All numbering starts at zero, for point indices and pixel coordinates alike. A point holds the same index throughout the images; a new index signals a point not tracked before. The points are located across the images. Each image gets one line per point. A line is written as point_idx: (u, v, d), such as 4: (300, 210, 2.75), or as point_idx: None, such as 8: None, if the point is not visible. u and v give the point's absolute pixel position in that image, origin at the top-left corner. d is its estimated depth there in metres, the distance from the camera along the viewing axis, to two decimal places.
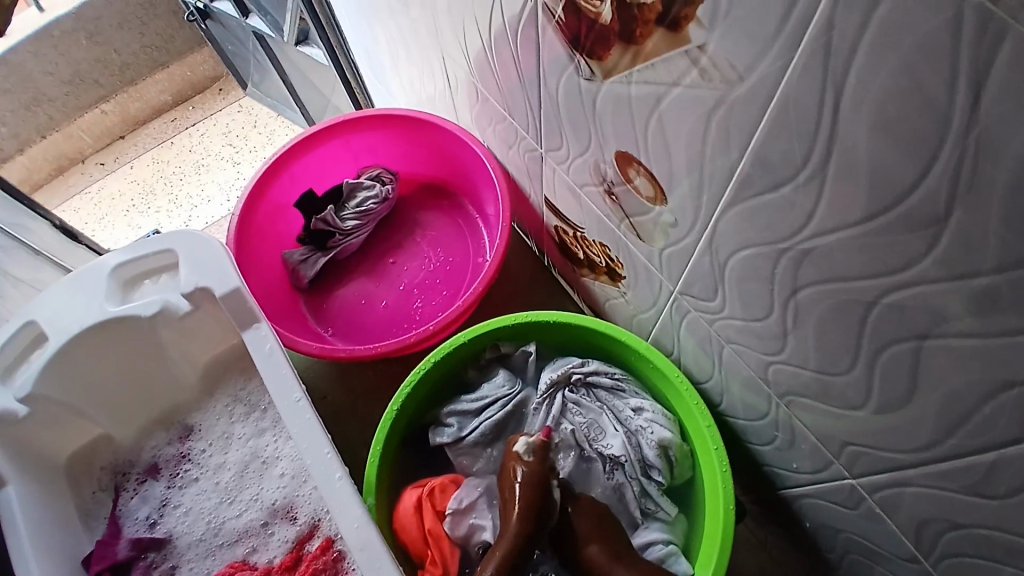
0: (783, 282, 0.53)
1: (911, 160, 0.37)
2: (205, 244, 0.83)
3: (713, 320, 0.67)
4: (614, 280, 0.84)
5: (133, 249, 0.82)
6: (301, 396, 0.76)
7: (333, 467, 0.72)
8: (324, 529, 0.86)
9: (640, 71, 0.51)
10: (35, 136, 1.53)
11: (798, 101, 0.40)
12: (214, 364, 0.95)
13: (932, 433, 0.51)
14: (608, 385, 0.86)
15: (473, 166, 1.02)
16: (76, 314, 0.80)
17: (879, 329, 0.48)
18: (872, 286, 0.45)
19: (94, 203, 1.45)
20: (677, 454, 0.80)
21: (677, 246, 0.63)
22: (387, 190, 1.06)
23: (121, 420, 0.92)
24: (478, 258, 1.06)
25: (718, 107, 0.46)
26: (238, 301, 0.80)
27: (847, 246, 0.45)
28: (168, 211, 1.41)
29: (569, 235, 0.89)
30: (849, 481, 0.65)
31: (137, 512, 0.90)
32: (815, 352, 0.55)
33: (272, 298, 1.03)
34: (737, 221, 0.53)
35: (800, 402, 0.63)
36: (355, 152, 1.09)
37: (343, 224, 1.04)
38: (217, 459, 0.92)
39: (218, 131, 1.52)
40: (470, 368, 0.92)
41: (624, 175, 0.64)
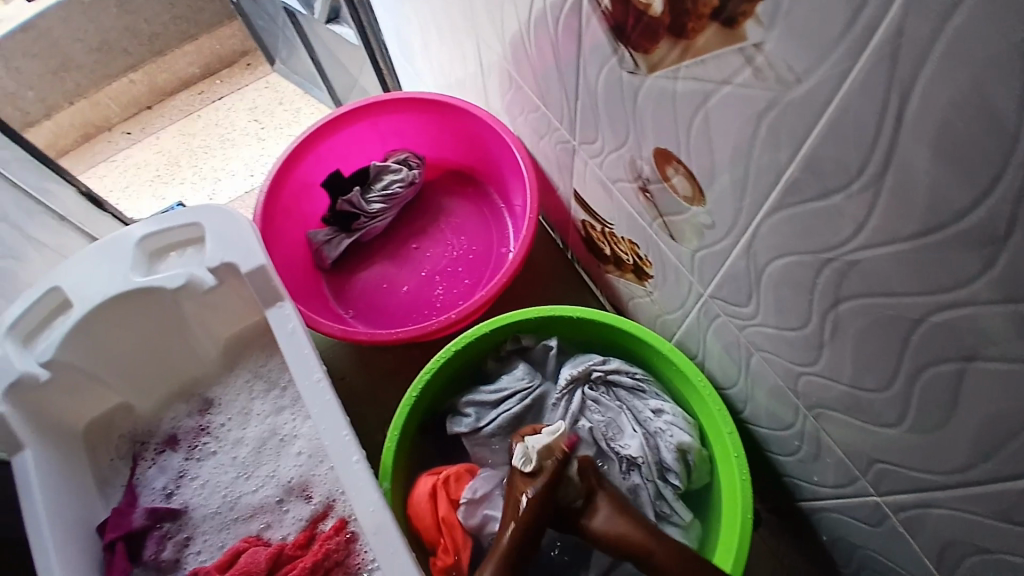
0: (824, 293, 0.52)
1: (973, 178, 0.35)
2: (232, 220, 0.83)
3: (744, 326, 0.66)
4: (640, 278, 0.83)
5: (160, 220, 0.83)
6: (322, 376, 0.76)
7: (351, 449, 0.72)
8: (338, 510, 0.86)
9: (688, 67, 0.50)
10: (63, 102, 1.55)
11: (857, 108, 0.39)
12: (235, 340, 0.95)
13: (965, 457, 0.49)
14: (628, 385, 0.86)
15: (501, 154, 1.01)
16: (103, 281, 0.81)
17: (922, 348, 0.46)
18: (920, 303, 0.44)
19: (119, 171, 1.46)
20: (695, 458, 0.80)
21: (711, 249, 0.62)
22: (413, 174, 1.06)
23: (141, 389, 0.93)
24: (501, 248, 1.05)
25: (770, 109, 0.45)
26: (264, 279, 0.80)
27: (898, 262, 0.43)
28: (192, 183, 1.42)
29: (597, 230, 0.88)
30: (874, 498, 0.63)
31: (155, 482, 0.91)
32: (851, 366, 0.54)
33: (295, 278, 1.03)
34: (780, 227, 0.51)
35: (829, 414, 0.62)
36: (383, 135, 1.09)
37: (368, 207, 1.04)
38: (235, 433, 0.93)
39: (245, 106, 1.52)
40: (490, 359, 0.91)
41: (661, 173, 0.62)
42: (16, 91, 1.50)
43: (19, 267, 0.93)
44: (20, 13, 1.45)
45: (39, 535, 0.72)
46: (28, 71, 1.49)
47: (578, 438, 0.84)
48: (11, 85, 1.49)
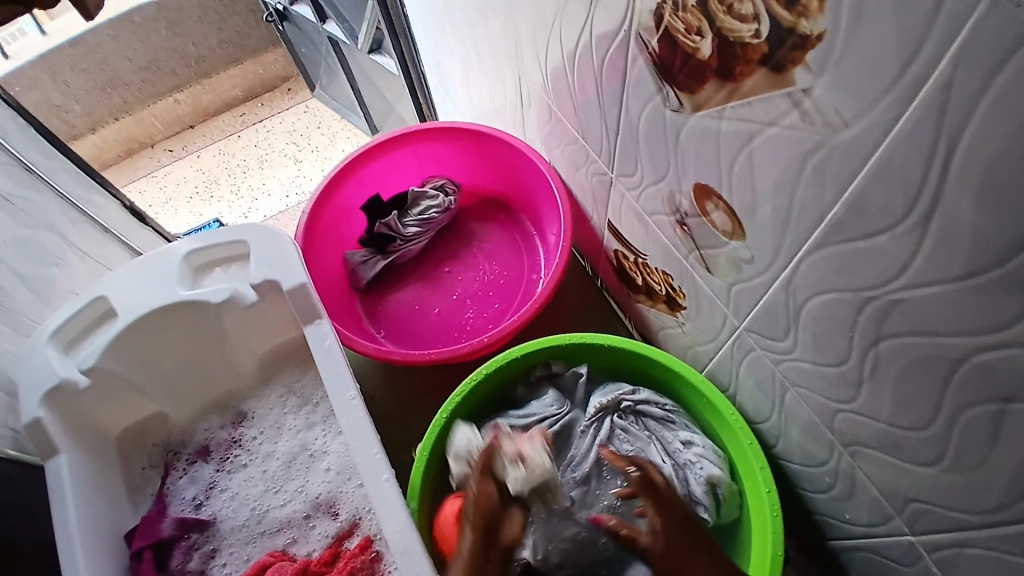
0: (864, 330, 0.52)
1: (1018, 225, 0.36)
2: (276, 239, 0.86)
3: (779, 360, 0.67)
4: (673, 309, 0.84)
5: (208, 237, 0.86)
6: (356, 394, 0.77)
7: (381, 467, 0.73)
8: (365, 528, 0.87)
9: (734, 107, 0.52)
10: (108, 117, 1.62)
11: (905, 155, 0.40)
12: (271, 356, 0.98)
13: (1001, 496, 0.49)
14: (658, 415, 0.86)
15: (536, 183, 1.03)
16: (152, 291, 0.85)
17: (963, 389, 0.47)
18: (960, 344, 0.45)
19: (159, 187, 1.52)
20: (725, 492, 0.79)
21: (748, 282, 0.64)
22: (449, 201, 1.08)
23: (178, 399, 0.95)
24: (532, 274, 1.07)
25: (817, 151, 0.46)
26: (303, 297, 0.83)
27: (940, 302, 0.44)
28: (230, 201, 1.47)
29: (630, 261, 0.89)
30: (908, 539, 0.63)
31: (185, 492, 0.92)
32: (890, 404, 0.55)
33: (330, 297, 1.05)
34: (822, 265, 0.52)
35: (865, 452, 0.62)
36: (421, 161, 1.12)
37: (404, 230, 1.07)
38: (267, 447, 0.95)
39: (284, 128, 1.57)
40: (520, 385, 0.93)
41: (700, 207, 0.64)
42: (62, 104, 1.56)
43: (60, 273, 0.94)
44: (68, 27, 1.50)
45: (67, 537, 0.73)
46: (75, 85, 1.55)
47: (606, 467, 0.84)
48: (59, 99, 1.55)
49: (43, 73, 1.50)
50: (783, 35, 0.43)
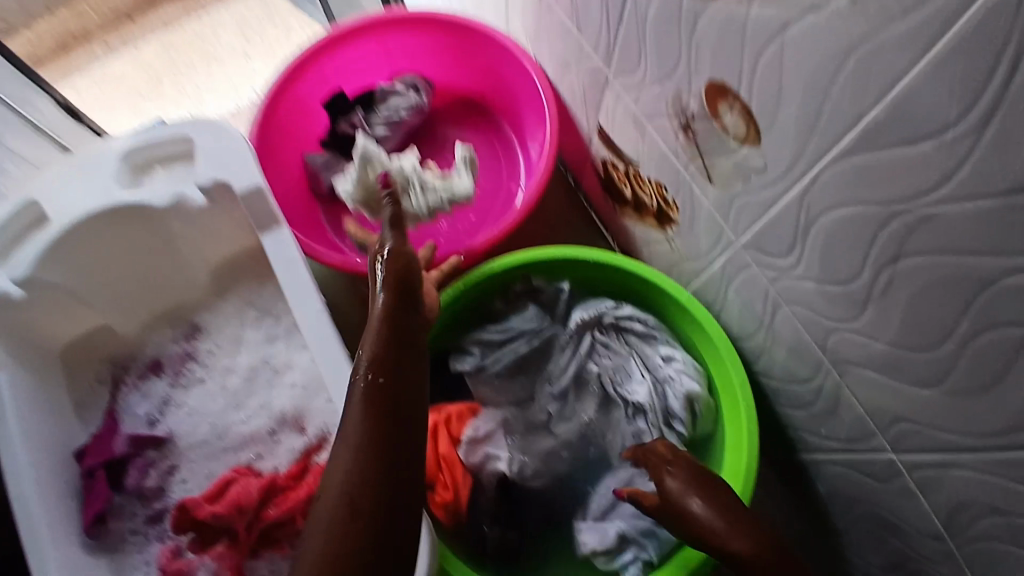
0: (883, 248, 0.49)
1: None
2: (226, 134, 0.76)
3: (776, 279, 0.64)
4: (662, 224, 0.80)
5: (144, 132, 0.76)
6: (324, 306, 0.71)
7: (351, 382, 0.68)
8: (334, 443, 0.82)
9: None
10: (41, 7, 1.16)
11: (972, 48, 0.35)
12: (226, 265, 0.90)
13: (1004, 421, 0.49)
14: (639, 331, 0.83)
15: (518, 83, 0.94)
16: (90, 193, 0.76)
17: (986, 311, 0.44)
18: (992, 265, 0.42)
19: (97, 84, 1.25)
20: (702, 407, 0.78)
21: (755, 195, 0.59)
22: (420, 99, 0.98)
23: (127, 311, 0.87)
24: (511, 185, 1.00)
25: (865, 41, 0.40)
26: (258, 202, 0.75)
27: (978, 219, 0.41)
28: (175, 102, 1.32)
29: (619, 171, 0.83)
30: (889, 456, 0.63)
31: (137, 408, 0.86)
32: (897, 325, 0.52)
33: (289, 203, 0.96)
34: (845, 176, 0.48)
35: (857, 372, 0.61)
36: (389, 53, 1.00)
37: (370, 132, 0.97)
38: (224, 362, 0.88)
39: (233, 18, 1.34)
40: (497, 300, 0.88)
41: (711, 110, 0.58)
42: None
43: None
44: None
45: (11, 458, 0.68)
46: None
47: (584, 382, 0.83)
48: None
49: None
50: None
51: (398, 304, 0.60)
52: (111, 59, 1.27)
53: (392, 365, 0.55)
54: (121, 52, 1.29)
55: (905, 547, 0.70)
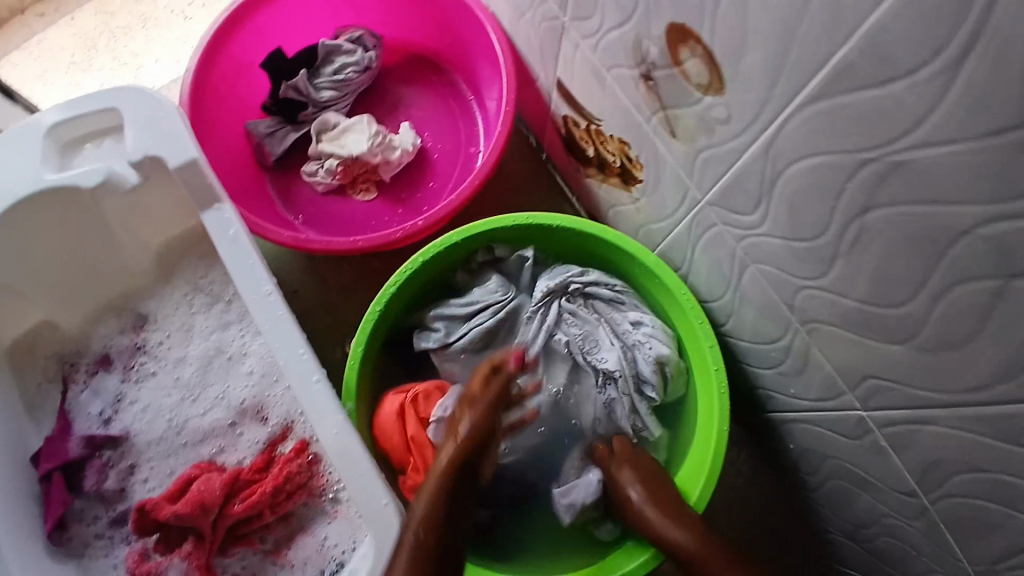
0: (851, 200, 0.46)
1: None
2: (159, 105, 0.69)
3: (743, 237, 0.61)
4: (627, 183, 0.75)
5: (69, 105, 0.68)
6: (273, 290, 0.66)
7: (309, 367, 0.64)
8: (300, 431, 0.80)
9: None
10: None
11: None
12: (170, 248, 0.84)
13: (981, 377, 0.47)
14: (606, 297, 0.81)
15: (470, 33, 0.88)
16: (10, 176, 0.68)
17: (960, 263, 0.42)
18: (968, 213, 0.39)
19: (34, 59, 1.20)
20: (673, 370, 0.76)
21: (719, 148, 0.55)
22: (369, 58, 0.91)
23: (68, 303, 0.80)
24: (469, 147, 0.95)
25: None
26: (195, 176, 0.68)
27: (956, 162, 0.37)
28: (114, 69, 1.21)
29: (580, 128, 0.78)
30: (858, 413, 0.62)
31: (90, 407, 0.81)
32: (867, 282, 0.50)
33: (233, 176, 0.90)
34: (815, 122, 0.44)
35: (825, 329, 0.58)
36: (332, 7, 0.93)
37: (316, 94, 0.91)
38: (176, 352, 0.83)
39: None
40: (459, 271, 0.84)
41: (672, 56, 0.53)
42: None
43: None
44: None
45: None
46: None
47: (553, 353, 0.79)
48: None
49: None
50: None
51: (468, 455, 0.69)
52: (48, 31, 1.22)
53: (442, 506, 0.66)
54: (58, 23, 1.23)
55: (876, 502, 0.70)
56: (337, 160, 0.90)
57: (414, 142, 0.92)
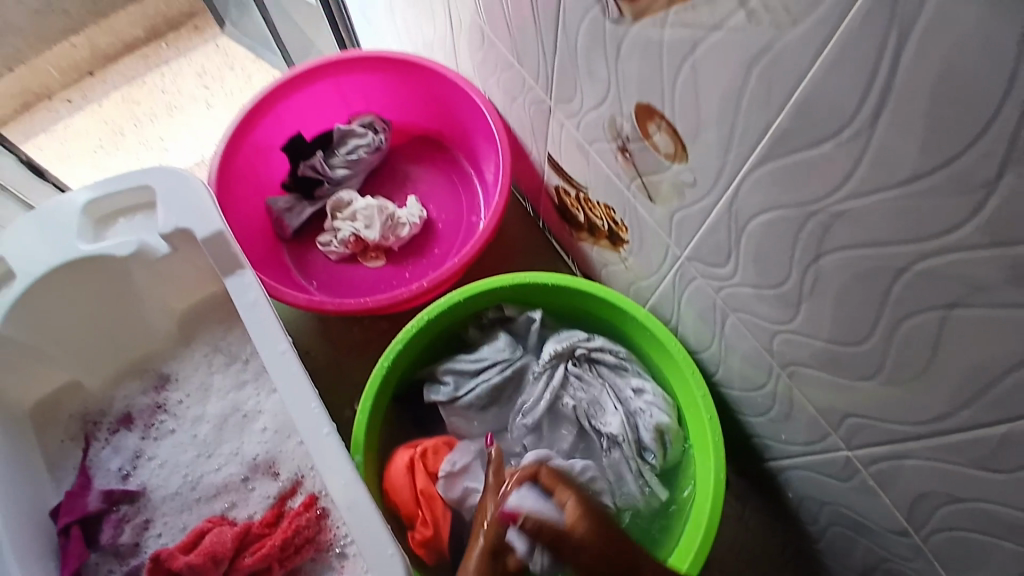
0: (805, 248, 0.51)
1: (968, 120, 0.35)
2: (187, 182, 0.76)
3: (720, 287, 0.66)
4: (615, 245, 0.82)
5: (104, 184, 0.74)
6: (288, 348, 0.71)
7: (320, 421, 0.68)
8: (309, 486, 0.83)
9: (677, 13, 0.48)
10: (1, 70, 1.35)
11: (856, 52, 0.38)
12: (191, 312, 0.90)
13: (943, 405, 0.50)
14: (611, 363, 0.85)
15: (472, 118, 0.97)
16: (48, 247, 0.74)
17: (904, 298, 0.47)
18: (904, 251, 0.44)
19: (60, 141, 1.31)
20: (672, 438, 0.80)
21: (690, 209, 0.62)
22: (379, 139, 1.01)
23: (91, 365, 0.86)
24: (471, 217, 1.03)
25: (763, 55, 0.43)
26: (220, 247, 0.74)
27: (885, 209, 0.43)
28: (138, 152, 1.34)
29: (570, 196, 0.86)
30: (845, 453, 0.65)
31: (110, 463, 0.85)
32: (830, 322, 0.55)
33: (252, 246, 0.97)
34: (764, 181, 0.51)
35: (803, 371, 0.63)
36: (346, 96, 1.03)
37: (331, 173, 1.00)
38: (195, 410, 0.88)
39: (192, 71, 1.41)
40: (471, 327, 0.90)
41: (642, 130, 0.61)
42: None
43: None
44: None
45: None
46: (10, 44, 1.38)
47: (560, 415, 0.83)
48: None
49: None
50: None
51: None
52: (72, 116, 1.36)
53: None
54: (84, 110, 1.38)
55: (876, 546, 0.71)
56: (350, 232, 0.98)
57: (421, 215, 1.00)
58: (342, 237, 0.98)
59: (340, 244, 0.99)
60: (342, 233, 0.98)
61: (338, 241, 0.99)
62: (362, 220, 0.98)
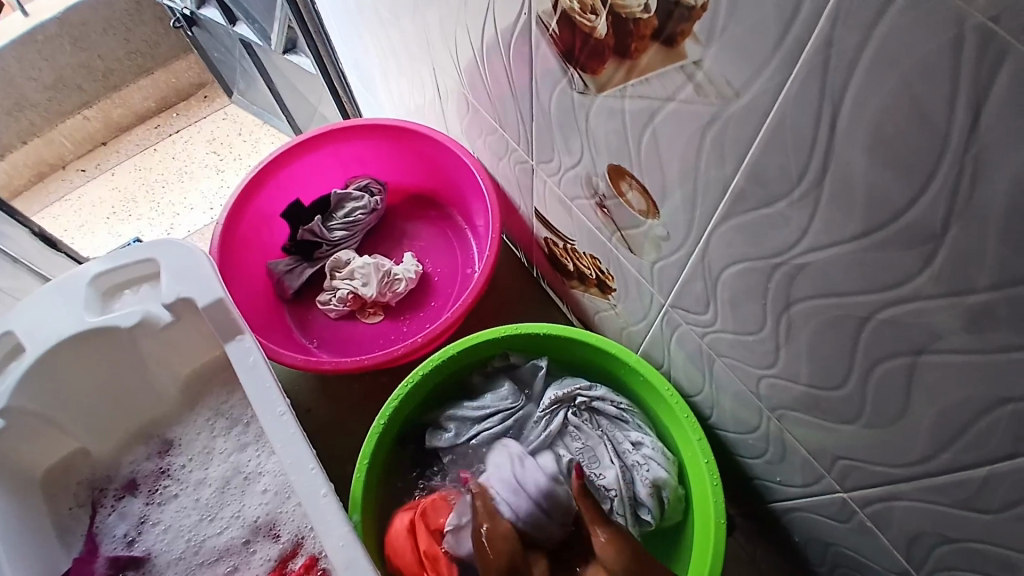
0: (776, 297, 0.53)
1: (907, 180, 0.37)
2: (190, 254, 0.79)
3: (704, 333, 0.67)
4: (604, 292, 0.84)
5: (112, 257, 0.78)
6: (286, 410, 0.72)
7: (318, 482, 0.69)
8: (308, 547, 0.84)
9: (634, 86, 0.51)
10: (16, 142, 1.47)
11: (795, 121, 0.40)
12: (196, 376, 0.92)
13: (925, 447, 0.50)
14: (611, 414, 0.84)
15: (463, 177, 1.01)
16: (56, 320, 0.77)
17: (873, 345, 0.48)
18: (866, 302, 0.45)
19: (75, 209, 1.40)
20: (670, 496, 0.78)
21: (668, 259, 0.64)
22: (375, 201, 1.05)
23: (102, 434, 0.88)
24: (466, 269, 1.05)
25: (713, 123, 0.46)
26: (222, 313, 0.76)
27: (840, 263, 0.45)
28: (149, 218, 1.37)
29: (559, 247, 0.89)
30: (840, 495, 0.64)
31: (115, 529, 0.86)
32: (808, 368, 0.56)
33: (254, 308, 1.00)
34: (730, 236, 0.53)
35: (792, 416, 0.63)
36: (343, 162, 1.08)
37: (329, 235, 1.04)
38: (197, 474, 0.89)
39: (201, 139, 1.48)
40: (476, 374, 0.92)
41: (616, 188, 0.64)
42: None
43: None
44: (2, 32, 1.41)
45: None
46: (32, 120, 1.48)
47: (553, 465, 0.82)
48: None
49: (10, 107, 1.45)
50: (670, 8, 0.42)
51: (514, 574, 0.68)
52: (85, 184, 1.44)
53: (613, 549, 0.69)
54: (97, 178, 1.45)
55: None
56: (348, 290, 1.01)
57: (416, 269, 1.03)
58: (338, 293, 1.02)
59: (336, 301, 1.02)
60: (341, 293, 1.01)
61: (334, 298, 1.02)
62: (358, 278, 1.02)
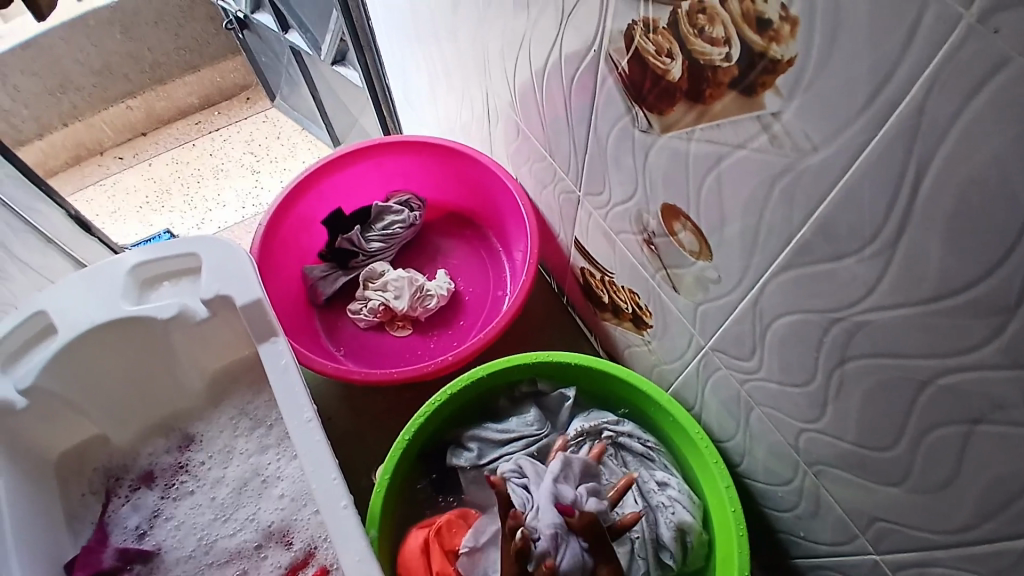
0: (830, 351, 0.53)
1: (987, 251, 0.37)
2: (231, 251, 0.80)
3: (744, 380, 0.67)
4: (639, 327, 0.84)
5: (155, 249, 0.80)
6: (313, 416, 0.71)
7: (339, 493, 0.67)
8: (320, 558, 0.83)
9: (703, 129, 0.52)
10: (56, 123, 1.51)
11: (874, 181, 0.40)
12: (223, 375, 0.92)
13: (969, 518, 0.49)
14: (638, 451, 0.84)
15: (503, 201, 1.02)
16: (92, 306, 0.78)
17: (929, 410, 0.47)
18: (927, 366, 0.45)
19: (108, 196, 1.43)
20: (694, 541, 0.77)
21: (714, 302, 0.64)
22: (414, 216, 1.06)
23: (123, 424, 0.88)
24: (497, 291, 1.06)
25: (784, 174, 0.46)
26: (259, 313, 0.77)
27: (903, 325, 0.45)
28: (182, 211, 1.39)
29: (596, 278, 0.89)
30: (872, 557, 0.63)
31: (127, 520, 0.86)
32: (856, 426, 0.55)
33: (286, 311, 1.01)
34: (786, 287, 0.53)
35: (829, 472, 0.62)
36: (385, 175, 1.10)
37: (367, 245, 1.05)
38: (216, 473, 0.89)
39: (241, 138, 1.51)
40: (502, 398, 0.91)
41: (668, 228, 0.64)
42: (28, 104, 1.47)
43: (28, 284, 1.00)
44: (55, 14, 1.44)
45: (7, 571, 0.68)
46: (77, 104, 1.52)
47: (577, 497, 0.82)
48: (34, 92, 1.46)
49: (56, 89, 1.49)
50: (753, 60, 0.43)
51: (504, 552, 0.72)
52: (123, 172, 1.48)
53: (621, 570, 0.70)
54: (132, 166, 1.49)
55: None
56: (380, 301, 1.02)
57: (449, 287, 1.04)
58: (370, 303, 1.03)
59: (366, 312, 1.02)
60: (372, 304, 1.02)
61: (365, 309, 1.03)
62: (391, 290, 1.02)
